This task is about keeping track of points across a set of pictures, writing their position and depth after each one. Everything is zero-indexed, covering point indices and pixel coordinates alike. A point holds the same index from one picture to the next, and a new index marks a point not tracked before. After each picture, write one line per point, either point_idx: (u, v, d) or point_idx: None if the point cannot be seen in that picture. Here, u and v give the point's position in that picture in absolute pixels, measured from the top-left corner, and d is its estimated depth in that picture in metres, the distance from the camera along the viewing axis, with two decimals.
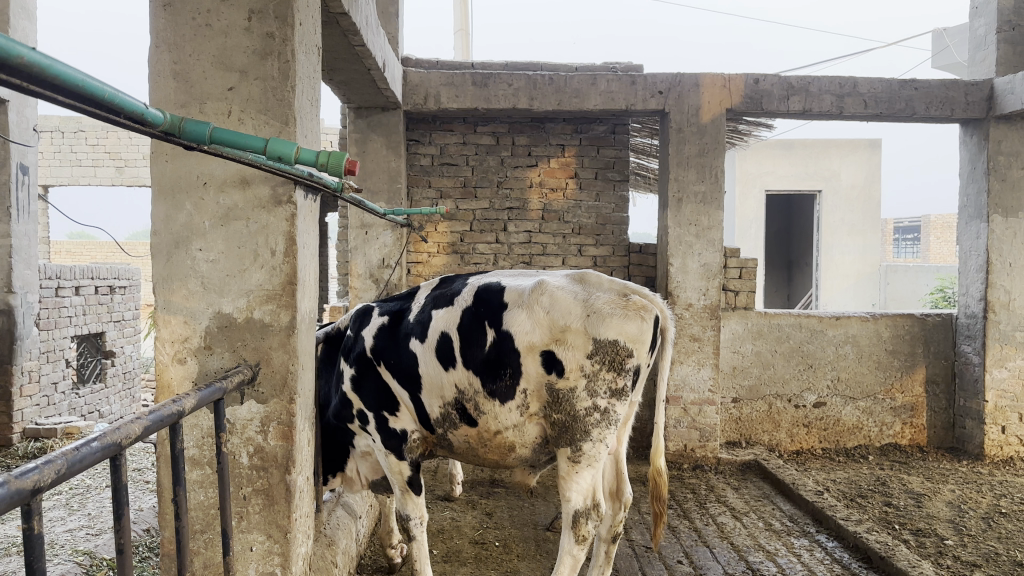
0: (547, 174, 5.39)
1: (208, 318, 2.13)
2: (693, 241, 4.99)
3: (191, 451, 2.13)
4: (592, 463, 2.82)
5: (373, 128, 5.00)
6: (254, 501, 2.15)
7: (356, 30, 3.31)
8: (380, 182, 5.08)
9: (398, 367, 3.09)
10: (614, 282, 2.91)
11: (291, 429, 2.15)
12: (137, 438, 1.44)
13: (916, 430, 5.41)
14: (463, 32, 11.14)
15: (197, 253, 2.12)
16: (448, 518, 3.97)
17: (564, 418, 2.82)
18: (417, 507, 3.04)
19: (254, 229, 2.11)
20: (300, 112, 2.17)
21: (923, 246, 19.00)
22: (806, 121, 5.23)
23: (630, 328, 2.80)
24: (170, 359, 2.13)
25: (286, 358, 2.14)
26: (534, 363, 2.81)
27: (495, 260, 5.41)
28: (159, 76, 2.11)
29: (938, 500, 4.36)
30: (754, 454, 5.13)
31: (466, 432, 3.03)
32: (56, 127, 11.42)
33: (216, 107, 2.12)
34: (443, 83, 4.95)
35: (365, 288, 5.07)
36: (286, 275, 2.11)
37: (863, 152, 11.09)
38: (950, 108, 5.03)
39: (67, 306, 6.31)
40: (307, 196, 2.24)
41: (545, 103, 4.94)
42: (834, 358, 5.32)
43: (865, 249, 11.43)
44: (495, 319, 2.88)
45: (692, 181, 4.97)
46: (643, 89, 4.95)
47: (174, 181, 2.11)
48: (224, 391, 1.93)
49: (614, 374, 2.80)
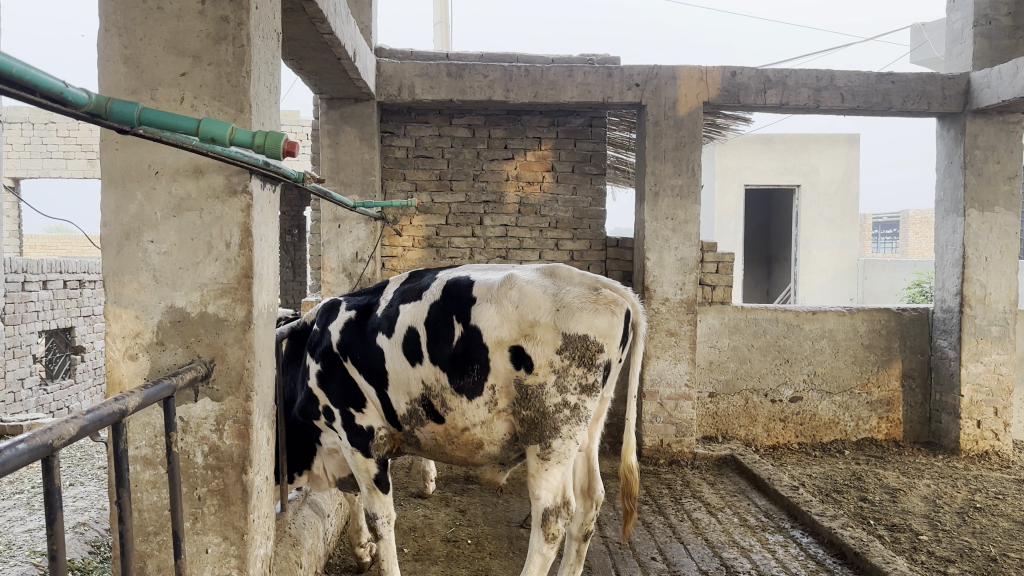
0: (523, 167, 5.33)
1: (161, 312, 2.05)
2: (670, 236, 4.95)
3: (142, 450, 2.06)
4: (561, 460, 2.77)
5: (346, 120, 4.93)
6: (209, 502, 2.08)
7: (323, 17, 3.23)
8: (354, 175, 4.97)
9: (365, 363, 3.02)
10: (584, 275, 2.85)
11: (248, 428, 2.09)
12: (70, 439, 1.36)
13: (892, 425, 5.40)
14: (442, 24, 11.05)
15: (149, 245, 2.04)
16: (420, 515, 3.91)
17: (533, 415, 2.77)
18: (385, 505, 2.99)
19: (207, 220, 2.04)
20: (256, 100, 2.11)
21: (902, 241, 19.09)
22: (783, 114, 5.20)
23: (600, 323, 2.75)
24: (120, 355, 2.05)
25: (242, 354, 2.07)
26: (502, 359, 2.76)
27: (470, 254, 5.34)
28: (108, 60, 2.03)
29: (913, 495, 4.35)
30: (731, 448, 5.10)
31: (434, 430, 2.97)
32: (26, 119, 11.20)
33: (168, 93, 2.04)
34: (417, 74, 4.87)
35: (338, 282, 5.00)
36: (242, 267, 2.05)
37: (842, 147, 11.12)
38: (927, 102, 5.01)
39: (33, 301, 6.18)
40: (264, 186, 2.17)
41: (521, 95, 4.88)
42: (811, 353, 5.30)
43: (844, 244, 11.45)
44: (463, 314, 2.82)
45: (669, 174, 4.93)
46: (620, 81, 4.89)
47: (124, 170, 2.03)
48: (174, 389, 1.86)
49: (585, 369, 2.75)
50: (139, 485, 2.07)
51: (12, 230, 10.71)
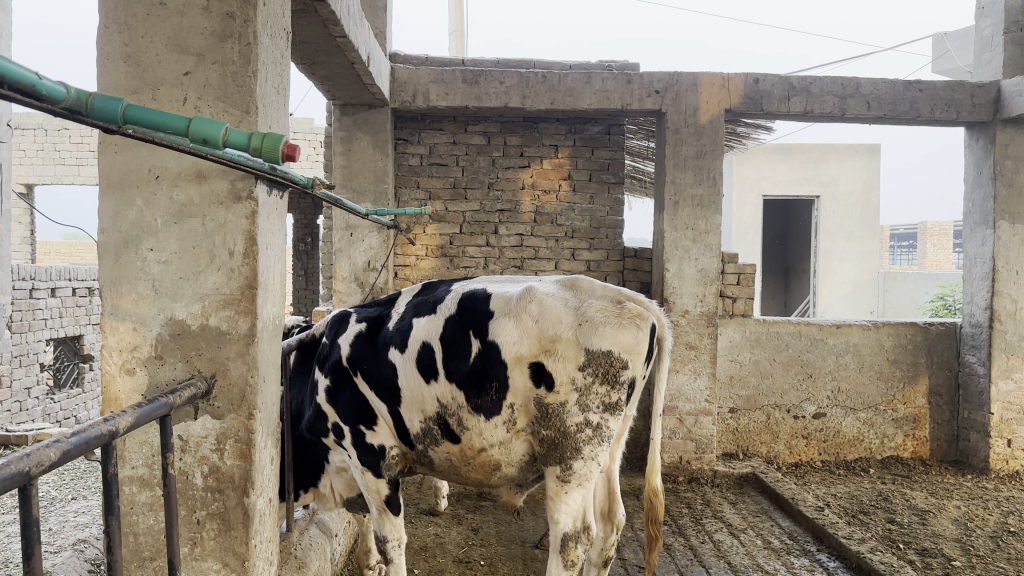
0: (539, 176, 5.22)
1: (160, 325, 1.94)
2: (689, 246, 4.82)
3: (140, 471, 1.95)
4: (582, 483, 2.64)
5: (359, 126, 4.83)
6: (209, 526, 1.96)
7: (336, 19, 3.12)
8: (367, 183, 4.87)
9: (377, 378, 2.92)
10: (607, 288, 2.73)
11: (250, 448, 1.96)
12: (51, 465, 1.25)
13: (918, 443, 5.24)
14: (457, 33, 10.95)
15: (148, 254, 1.94)
16: (431, 534, 3.78)
17: (553, 435, 2.63)
18: (394, 528, 2.89)
19: (210, 228, 1.93)
20: (263, 101, 2.00)
21: (920, 253, 18.83)
22: (807, 122, 5.06)
23: (625, 338, 2.62)
24: (117, 369, 1.94)
25: (245, 369, 1.95)
26: (521, 376, 2.63)
27: (485, 264, 5.22)
28: (108, 58, 1.92)
29: (943, 517, 4.19)
30: (752, 466, 4.95)
31: (449, 450, 2.84)
32: (40, 126, 11.21)
33: (170, 93, 1.93)
34: (432, 79, 4.77)
35: (349, 291, 4.89)
36: (246, 278, 1.93)
37: (863, 157, 10.93)
38: (956, 110, 4.85)
39: (41, 308, 6.10)
40: (272, 193, 2.06)
41: (537, 102, 4.77)
42: (835, 368, 5.15)
43: (864, 255, 11.26)
44: (480, 329, 2.71)
45: (689, 184, 4.80)
46: (639, 88, 4.77)
47: (124, 174, 1.92)
48: (171, 407, 1.75)
49: (608, 387, 2.62)
50: (134, 507, 1.95)
51: (24, 237, 10.68)
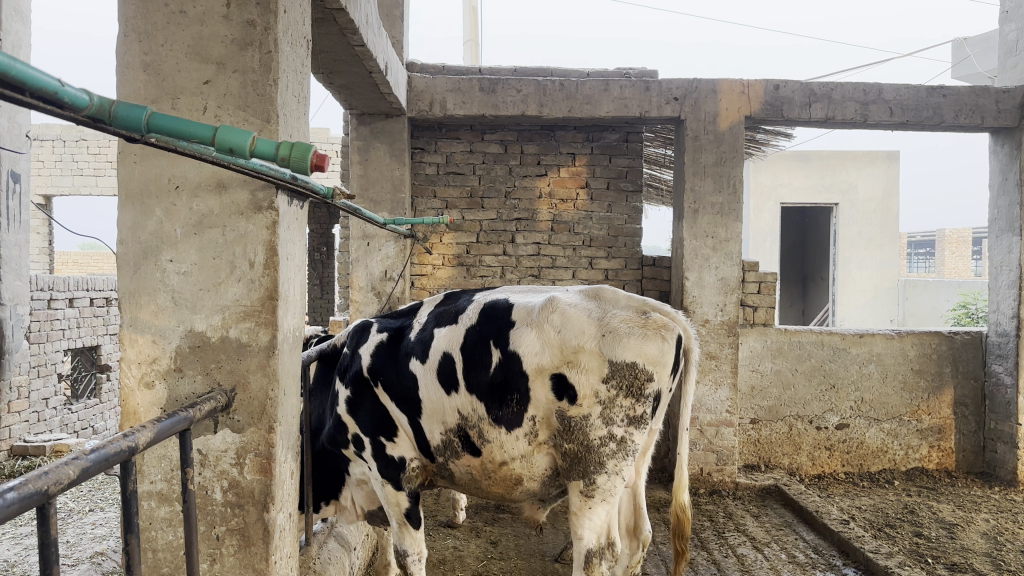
0: (556, 184, 5.18)
1: (179, 337, 1.91)
2: (709, 255, 4.76)
3: (158, 485, 1.92)
4: (607, 498, 2.59)
5: (376, 135, 4.80)
6: (228, 542, 1.92)
7: (354, 28, 3.09)
8: (384, 192, 4.84)
9: (398, 389, 2.89)
10: (632, 298, 2.68)
11: (270, 462, 1.93)
12: (70, 483, 1.22)
13: (944, 454, 5.14)
14: (472, 42, 10.95)
15: (168, 265, 1.91)
16: (449, 547, 3.74)
17: (577, 448, 2.58)
18: (415, 541, 2.87)
19: (230, 238, 1.90)
20: (284, 110, 1.97)
21: (938, 261, 18.65)
22: (828, 128, 5.00)
23: (650, 349, 2.57)
24: (136, 383, 1.91)
25: (265, 382, 1.92)
26: (544, 389, 2.59)
27: (502, 273, 5.18)
28: (127, 67, 1.90)
29: (972, 531, 4.10)
30: (774, 478, 4.88)
31: (470, 463, 2.80)
32: (58, 136, 11.29)
33: (190, 102, 1.91)
34: (449, 88, 4.75)
35: (366, 301, 4.86)
36: (266, 289, 1.90)
37: (882, 164, 10.82)
38: (980, 116, 4.77)
39: (59, 319, 6.11)
40: (292, 202, 2.03)
41: (555, 110, 4.73)
42: (858, 378, 5.07)
43: (884, 263, 11.14)
44: (502, 339, 2.67)
45: (709, 191, 4.74)
46: (658, 95, 4.73)
47: (143, 184, 1.90)
48: (191, 421, 1.71)
49: (633, 400, 2.57)
50: (152, 523, 1.92)
51: (43, 247, 10.74)
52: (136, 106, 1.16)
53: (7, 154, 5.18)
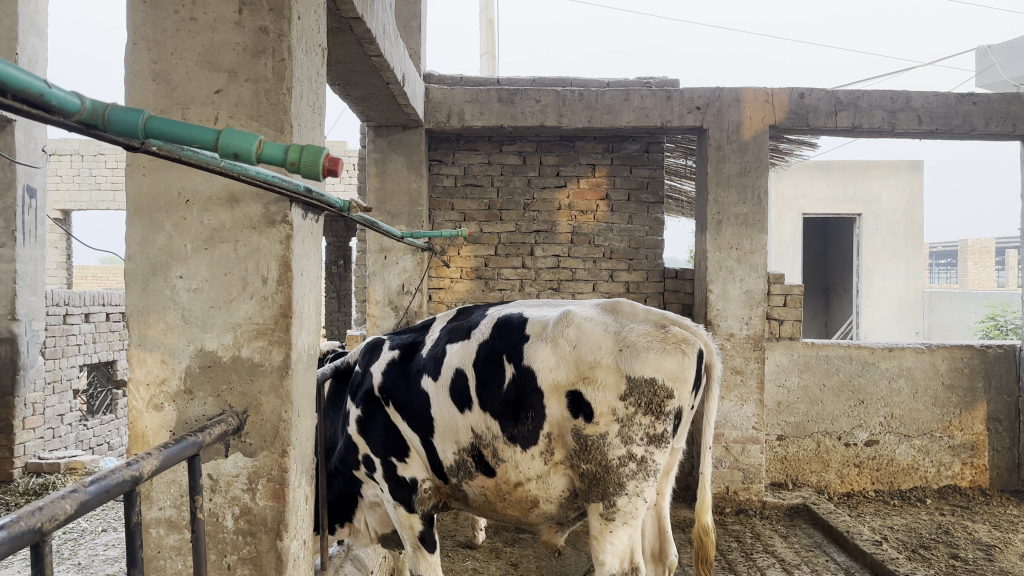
0: (576, 196, 5.09)
1: (189, 356, 1.83)
2: (734, 267, 4.65)
3: (168, 512, 1.84)
4: (628, 521, 2.48)
5: (393, 148, 4.74)
6: (240, 571, 1.84)
7: (371, 37, 3.01)
8: (401, 205, 4.77)
9: (410, 408, 2.81)
10: (650, 311, 2.58)
11: (283, 488, 1.84)
12: (66, 520, 1.13)
13: (977, 471, 4.98)
14: (489, 54, 10.90)
15: (177, 282, 1.83)
16: (469, 569, 3.63)
17: (594, 469, 2.47)
18: (431, 566, 2.78)
19: (242, 253, 1.82)
20: (298, 120, 1.89)
21: (960, 272, 18.40)
22: (854, 137, 4.88)
23: (669, 364, 2.46)
24: (144, 405, 1.83)
25: (278, 404, 1.83)
26: (558, 406, 2.49)
27: (521, 286, 5.09)
28: (136, 77, 1.83)
29: (1010, 553, 3.94)
30: (802, 497, 4.75)
31: (484, 484, 2.70)
32: (76, 151, 11.34)
33: (200, 113, 1.84)
34: (467, 99, 4.68)
35: (383, 315, 4.79)
36: (279, 306, 1.82)
37: (905, 174, 10.64)
38: (1013, 123, 4.62)
39: (75, 334, 6.07)
40: (306, 216, 1.95)
41: (575, 120, 4.65)
42: (887, 393, 4.93)
43: (908, 274, 10.95)
44: (515, 354, 2.58)
45: (733, 203, 4.63)
46: (680, 104, 4.63)
47: (152, 198, 1.83)
48: (200, 446, 1.62)
49: (653, 418, 2.46)
50: (161, 551, 1.84)
51: (61, 262, 10.77)
52: (133, 110, 1.07)
53: (22, 168, 5.16)
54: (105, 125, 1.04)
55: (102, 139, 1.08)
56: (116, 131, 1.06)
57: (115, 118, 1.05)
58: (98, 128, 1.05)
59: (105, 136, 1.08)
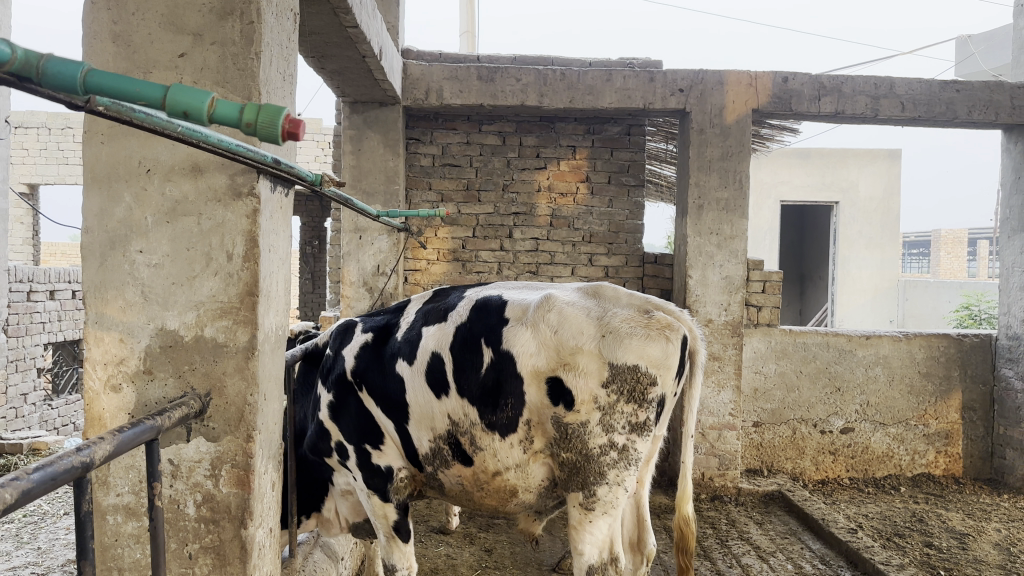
0: (556, 178, 5.01)
1: (149, 336, 1.74)
2: (714, 252, 4.60)
3: (126, 498, 1.75)
4: (608, 511, 2.42)
5: (369, 125, 4.62)
6: (202, 560, 1.76)
7: (347, 7, 2.91)
8: (377, 183, 4.66)
9: (384, 393, 2.73)
10: (633, 296, 2.52)
11: (248, 475, 1.75)
12: (6, 508, 1.04)
13: (950, 459, 5.00)
14: (469, 34, 10.75)
15: (137, 256, 1.73)
16: (442, 554, 3.57)
17: (575, 458, 2.41)
18: (404, 555, 2.72)
19: (206, 227, 1.72)
20: (267, 87, 1.79)
21: (933, 262, 18.60)
22: (837, 122, 4.84)
23: (653, 351, 2.40)
24: (101, 386, 1.74)
25: (243, 386, 1.74)
26: (538, 393, 2.42)
27: (499, 269, 5.01)
28: (94, 38, 1.72)
29: (984, 541, 3.95)
30: (777, 484, 4.74)
31: (460, 472, 2.64)
32: (43, 123, 11.08)
33: (163, 78, 1.73)
34: (446, 76, 4.57)
35: (358, 297, 4.69)
36: (245, 284, 1.73)
37: (884, 162, 10.67)
38: (994, 113, 4.60)
39: (39, 312, 5.93)
40: (275, 189, 1.85)
41: (556, 100, 4.56)
42: (864, 381, 4.92)
43: (884, 263, 11.00)
44: (494, 338, 2.51)
45: (714, 187, 4.58)
46: (662, 86, 4.56)
47: (110, 167, 1.72)
48: (159, 430, 1.54)
49: (635, 406, 2.40)
50: (118, 539, 1.75)
51: (26, 238, 10.53)
52: (70, 62, 0.98)
53: None
54: (39, 78, 0.95)
55: (38, 95, 1.00)
56: (54, 87, 0.97)
57: (50, 71, 0.96)
58: (31, 81, 0.96)
59: (41, 91, 0.99)
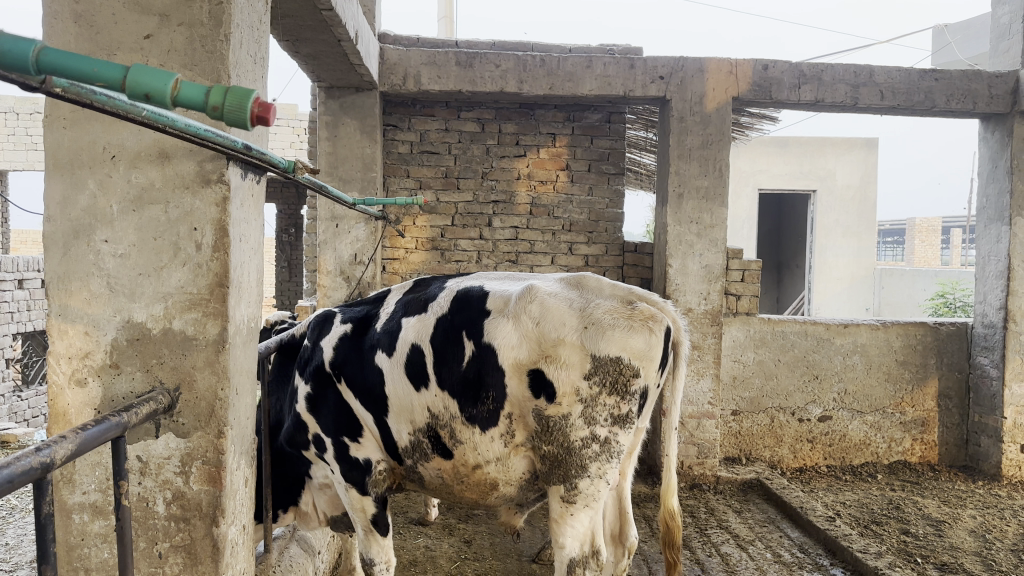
0: (535, 165, 4.96)
1: (116, 328, 1.67)
2: (693, 241, 4.58)
3: (93, 496, 1.69)
4: (590, 504, 2.40)
5: (346, 110, 4.54)
6: (172, 559, 1.71)
7: None
8: (353, 170, 4.59)
9: (362, 385, 2.68)
10: (616, 287, 2.48)
11: (219, 471, 1.70)
12: None
13: (927, 447, 5.04)
14: (446, 19, 10.64)
15: (102, 246, 1.67)
16: (421, 546, 3.53)
17: (556, 451, 2.38)
18: (383, 550, 2.68)
19: (174, 216, 1.66)
20: (237, 70, 1.73)
21: (907, 249, 18.76)
22: (816, 111, 4.83)
23: (635, 343, 2.37)
24: (66, 380, 1.67)
25: (214, 380, 1.69)
26: (519, 385, 2.39)
27: (477, 258, 4.96)
28: (56, 17, 1.65)
29: (959, 528, 3.97)
30: (756, 472, 4.75)
31: (440, 466, 2.59)
32: (11, 108, 10.85)
33: (129, 60, 1.66)
34: (424, 61, 4.49)
35: (334, 286, 4.62)
36: (215, 275, 1.67)
37: (861, 151, 10.72)
38: (972, 101, 4.61)
39: (7, 301, 5.81)
40: (246, 176, 1.79)
41: (535, 87, 4.51)
42: (841, 369, 4.93)
43: (860, 251, 11.07)
44: (475, 330, 2.47)
45: (694, 175, 4.56)
46: (643, 74, 4.52)
47: (73, 154, 1.65)
48: (125, 427, 1.48)
49: (617, 398, 2.37)
50: (85, 538, 1.70)
51: None
52: (21, 39, 0.92)
53: None
54: None
55: None
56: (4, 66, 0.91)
57: (0, 49, 0.90)
58: None
59: None
